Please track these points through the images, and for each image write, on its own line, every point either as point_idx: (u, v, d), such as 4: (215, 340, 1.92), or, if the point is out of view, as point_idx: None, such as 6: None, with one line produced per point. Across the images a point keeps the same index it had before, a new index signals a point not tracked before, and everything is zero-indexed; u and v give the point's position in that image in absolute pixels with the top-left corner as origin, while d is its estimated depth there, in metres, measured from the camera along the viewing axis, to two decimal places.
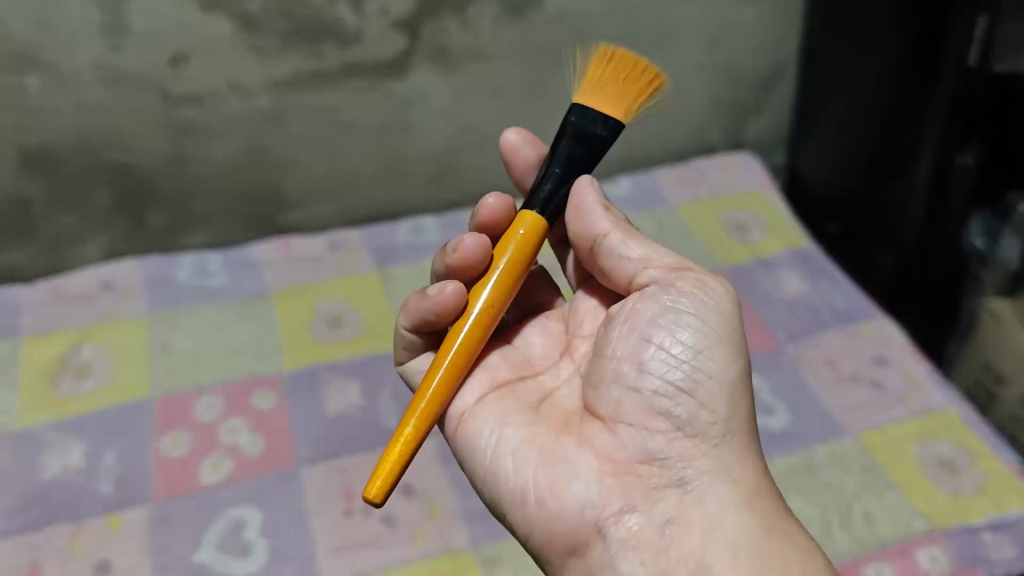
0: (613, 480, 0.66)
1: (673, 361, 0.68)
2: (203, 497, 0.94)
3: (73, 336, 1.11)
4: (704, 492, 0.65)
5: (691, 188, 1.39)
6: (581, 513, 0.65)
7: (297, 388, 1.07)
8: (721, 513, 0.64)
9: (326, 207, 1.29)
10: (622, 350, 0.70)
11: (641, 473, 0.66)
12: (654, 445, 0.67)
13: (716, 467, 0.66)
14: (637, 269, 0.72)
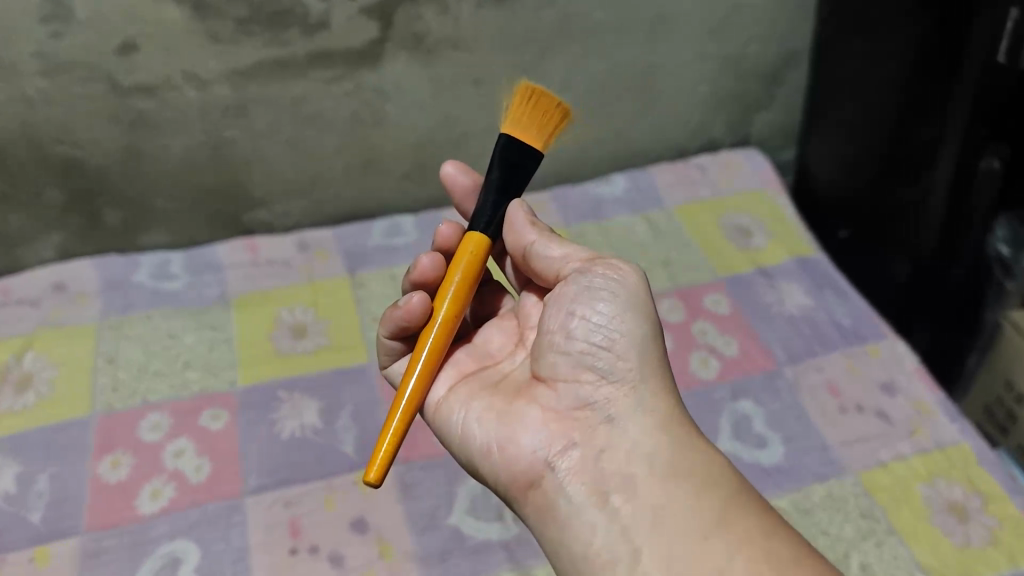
0: (557, 426, 0.67)
1: (593, 317, 0.69)
2: (137, 531, 0.87)
3: (16, 345, 1.04)
4: (626, 424, 0.65)
5: (689, 187, 1.29)
6: (530, 455, 0.67)
7: (250, 407, 0.99)
8: (643, 436, 0.64)
9: (295, 203, 1.20)
10: (553, 321, 0.71)
11: (580, 418, 0.67)
12: (586, 393, 0.68)
13: (640, 399, 0.66)
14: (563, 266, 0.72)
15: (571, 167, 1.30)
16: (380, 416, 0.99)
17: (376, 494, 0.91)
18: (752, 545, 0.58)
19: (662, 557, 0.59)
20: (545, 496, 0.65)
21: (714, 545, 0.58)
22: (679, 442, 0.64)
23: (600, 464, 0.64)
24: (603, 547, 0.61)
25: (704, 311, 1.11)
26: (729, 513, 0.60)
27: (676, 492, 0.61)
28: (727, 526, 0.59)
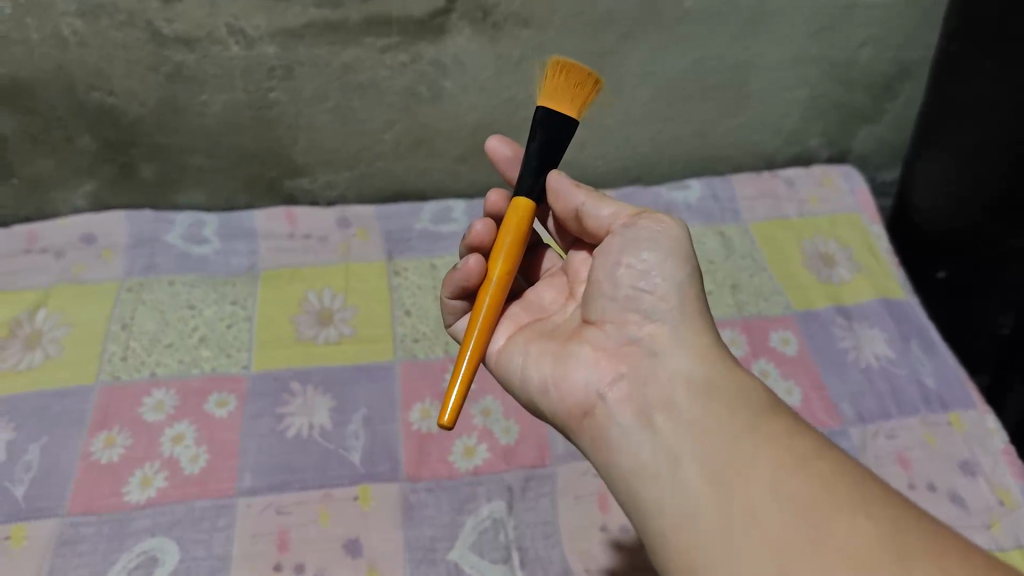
0: (605, 363, 0.61)
1: (639, 256, 0.62)
2: (118, 522, 0.82)
3: (31, 298, 0.99)
4: (668, 357, 0.59)
5: (771, 202, 1.16)
6: (581, 387, 0.60)
7: (260, 395, 0.93)
8: (690, 362, 0.58)
9: (340, 173, 1.12)
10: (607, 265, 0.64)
11: (629, 354, 0.60)
12: (634, 332, 0.61)
13: (686, 330, 0.60)
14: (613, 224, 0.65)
15: (644, 165, 1.19)
16: (394, 424, 0.91)
17: (374, 513, 0.83)
18: (789, 452, 0.50)
19: (700, 467, 0.52)
20: (597, 425, 0.58)
21: (750, 454, 0.51)
22: (722, 368, 0.57)
23: (648, 389, 0.58)
24: (648, 466, 0.54)
25: (769, 349, 0.99)
26: (768, 426, 0.52)
27: (713, 407, 0.54)
28: (762, 437, 0.51)
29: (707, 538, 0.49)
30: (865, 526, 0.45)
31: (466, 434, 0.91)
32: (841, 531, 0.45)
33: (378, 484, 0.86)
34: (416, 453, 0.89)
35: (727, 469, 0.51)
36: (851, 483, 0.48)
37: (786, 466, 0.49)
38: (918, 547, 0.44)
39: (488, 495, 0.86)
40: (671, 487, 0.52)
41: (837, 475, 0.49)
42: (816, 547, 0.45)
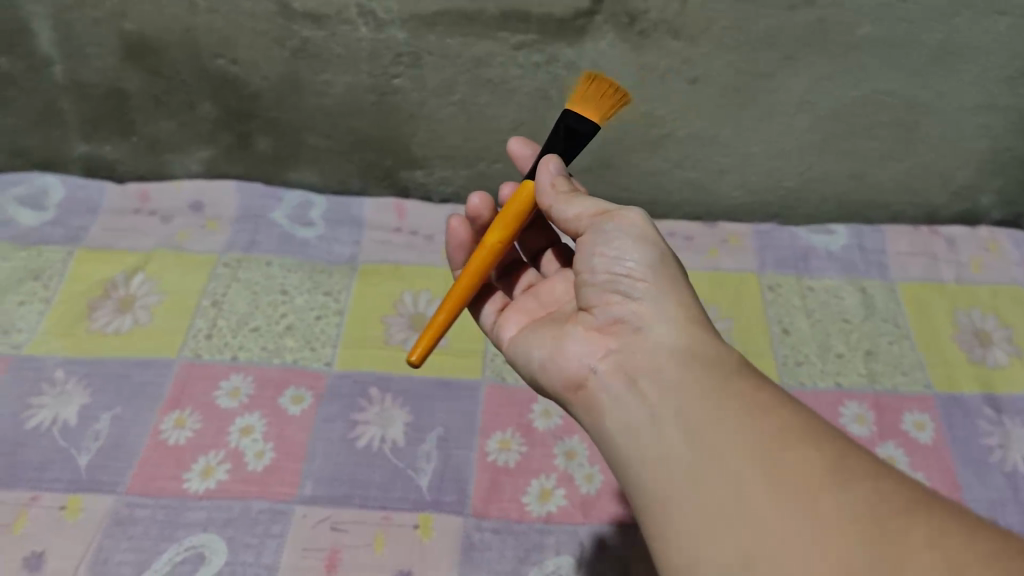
0: (595, 341, 0.58)
1: (613, 244, 0.58)
2: (172, 509, 0.79)
3: (130, 261, 0.97)
4: (650, 331, 0.56)
5: (926, 262, 1.03)
6: (572, 361, 0.58)
7: (337, 396, 0.88)
8: (672, 336, 0.55)
9: (457, 170, 1.06)
10: (599, 253, 0.59)
11: (616, 332, 0.57)
12: (617, 311, 0.58)
13: (668, 303, 0.57)
14: (592, 215, 0.59)
15: (788, 202, 1.07)
16: (469, 451, 0.85)
17: (432, 547, 0.78)
18: (757, 403, 0.49)
19: (681, 422, 0.50)
20: (589, 398, 0.56)
21: (727, 415, 0.49)
22: (701, 324, 0.56)
23: (633, 360, 0.55)
24: (631, 426, 0.52)
25: (899, 432, 0.87)
26: (740, 384, 0.51)
27: (691, 361, 0.53)
28: (734, 391, 0.50)
29: (677, 490, 0.47)
30: (822, 471, 0.45)
31: (545, 475, 0.84)
32: (801, 475, 0.45)
33: (441, 514, 0.80)
34: (487, 489, 0.82)
35: (699, 420, 0.49)
36: (814, 430, 0.48)
37: (755, 417, 0.48)
38: (874, 495, 0.43)
39: (558, 547, 0.79)
40: (652, 443, 0.50)
41: (802, 423, 0.48)
42: (784, 494, 0.44)
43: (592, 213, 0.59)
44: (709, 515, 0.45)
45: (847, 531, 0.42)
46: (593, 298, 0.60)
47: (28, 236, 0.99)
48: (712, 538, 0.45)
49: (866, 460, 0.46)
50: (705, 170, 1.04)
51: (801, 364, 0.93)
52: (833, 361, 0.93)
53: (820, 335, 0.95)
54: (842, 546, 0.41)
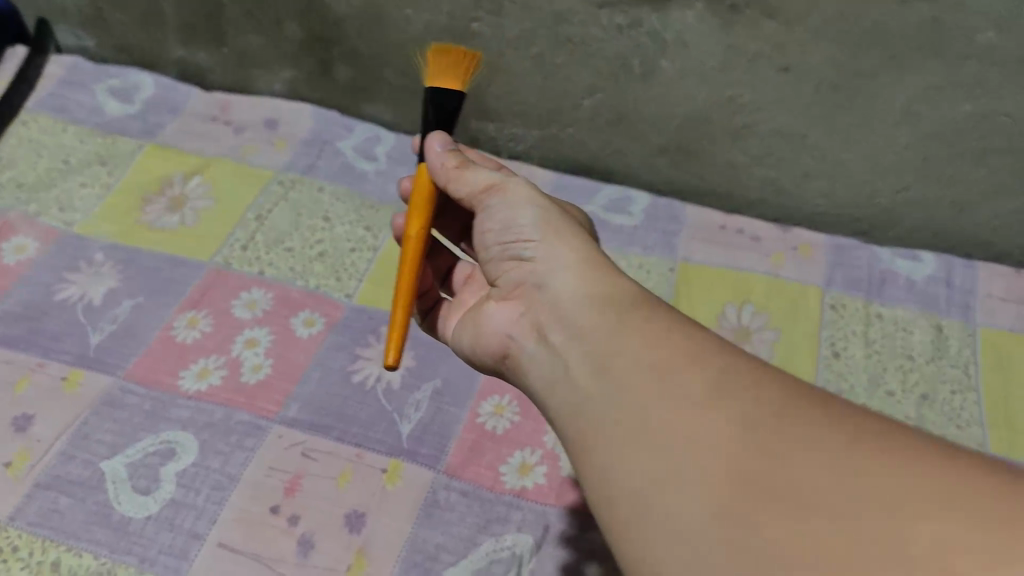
0: (506, 308, 0.57)
1: (499, 218, 0.59)
2: (161, 402, 0.80)
3: (191, 164, 1.00)
4: (543, 284, 0.55)
5: (1019, 311, 0.91)
6: (495, 333, 0.57)
7: (347, 328, 0.87)
8: (564, 285, 0.54)
9: (528, 130, 1.02)
10: (488, 227, 0.60)
11: (519, 294, 0.57)
12: (517, 274, 0.57)
13: (556, 250, 0.55)
14: (481, 189, 0.60)
15: (877, 221, 0.97)
16: (461, 410, 0.82)
17: (393, 495, 0.75)
18: (651, 334, 0.47)
19: (582, 367, 0.48)
20: (516, 365, 0.55)
21: (610, 355, 0.47)
22: (595, 268, 0.54)
23: (539, 315, 0.54)
24: (546, 385, 0.51)
25: None
26: (628, 319, 0.49)
27: (589, 302, 0.51)
28: (630, 324, 0.48)
29: (589, 435, 0.45)
30: (714, 387, 0.42)
31: (531, 449, 0.79)
32: (695, 395, 0.42)
33: (413, 464, 0.77)
34: (468, 451, 0.79)
35: (602, 360, 0.47)
36: (710, 349, 0.45)
37: (650, 346, 0.46)
38: (750, 405, 0.41)
39: (521, 524, 0.74)
40: (562, 401, 0.49)
41: (697, 344, 0.45)
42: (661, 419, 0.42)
43: (479, 187, 0.59)
44: (615, 449, 0.43)
45: (728, 443, 0.40)
46: (496, 272, 0.60)
47: (111, 126, 1.04)
48: (621, 473, 0.42)
49: (744, 369, 0.43)
50: (789, 172, 0.96)
51: (841, 392, 0.84)
52: (879, 398, 0.84)
53: (873, 368, 0.86)
54: (738, 464, 0.39)
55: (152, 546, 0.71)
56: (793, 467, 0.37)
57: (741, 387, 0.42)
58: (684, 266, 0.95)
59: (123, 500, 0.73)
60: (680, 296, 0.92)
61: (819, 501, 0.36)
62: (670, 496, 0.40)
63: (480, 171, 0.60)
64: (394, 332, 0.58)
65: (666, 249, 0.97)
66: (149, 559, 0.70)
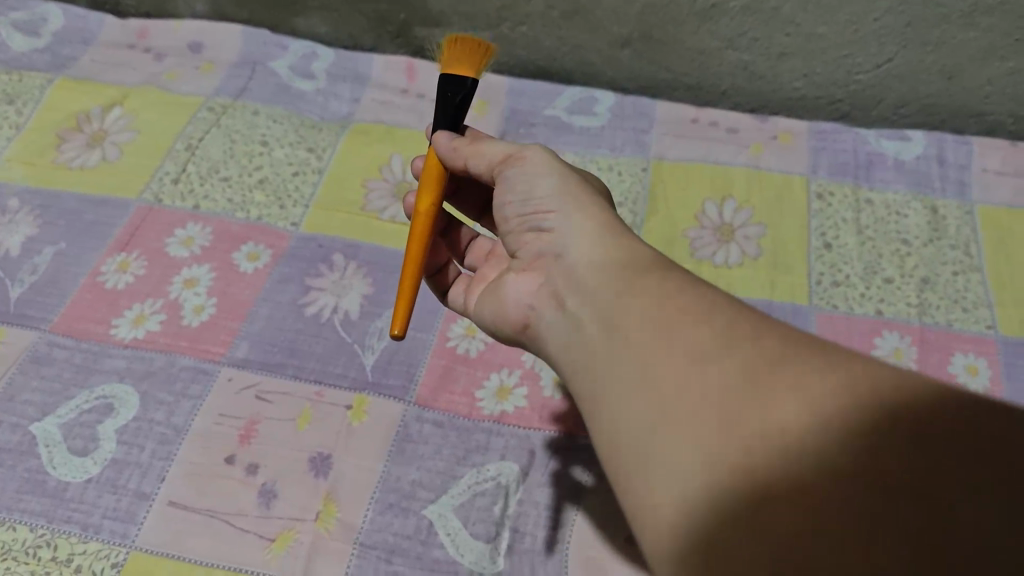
0: (522, 279, 0.50)
1: (512, 184, 0.52)
2: (93, 355, 0.72)
3: (110, 95, 0.91)
4: (563, 250, 0.48)
5: (1018, 184, 0.85)
6: (511, 304, 0.51)
7: (297, 258, 0.79)
8: (588, 249, 0.47)
9: (478, 31, 0.92)
10: (505, 199, 0.52)
11: (536, 264, 0.50)
12: (534, 244, 0.50)
13: (579, 217, 0.49)
14: (497, 160, 0.52)
15: (860, 99, 0.90)
16: (428, 335, 0.75)
17: (360, 432, 0.68)
18: (658, 290, 0.41)
19: (595, 329, 0.43)
20: (536, 337, 0.49)
21: (623, 310, 0.42)
22: (618, 235, 0.48)
23: (559, 282, 0.47)
24: (563, 350, 0.45)
25: (943, 375, 0.72)
26: (651, 279, 0.43)
27: (613, 269, 0.45)
28: (640, 283, 0.43)
29: (591, 396, 0.41)
30: (717, 341, 0.37)
31: (508, 370, 0.73)
32: (695, 349, 0.37)
33: (379, 398, 0.70)
34: (439, 377, 0.72)
35: (611, 318, 0.42)
36: (717, 304, 0.40)
37: (658, 303, 0.41)
38: (753, 353, 0.36)
39: (504, 451, 0.68)
40: (575, 363, 0.43)
41: (704, 299, 0.40)
42: (665, 372, 0.37)
43: (495, 159, 0.52)
44: (618, 403, 0.39)
45: (725, 393, 0.35)
46: (511, 243, 0.53)
47: (17, 62, 0.94)
48: (617, 434, 0.38)
49: (765, 325, 0.38)
50: (764, 53, 0.88)
51: (838, 284, 0.78)
52: (878, 286, 0.78)
53: (868, 256, 0.80)
54: (736, 421, 0.34)
55: (95, 511, 0.64)
56: (801, 430, 0.32)
57: (754, 340, 0.37)
58: (657, 164, 0.88)
59: (58, 463, 0.66)
60: (656, 200, 0.84)
61: (807, 449, 0.32)
62: (663, 459, 0.35)
63: (495, 142, 0.53)
64: (402, 298, 0.53)
65: (636, 148, 0.89)
66: (92, 526, 0.63)
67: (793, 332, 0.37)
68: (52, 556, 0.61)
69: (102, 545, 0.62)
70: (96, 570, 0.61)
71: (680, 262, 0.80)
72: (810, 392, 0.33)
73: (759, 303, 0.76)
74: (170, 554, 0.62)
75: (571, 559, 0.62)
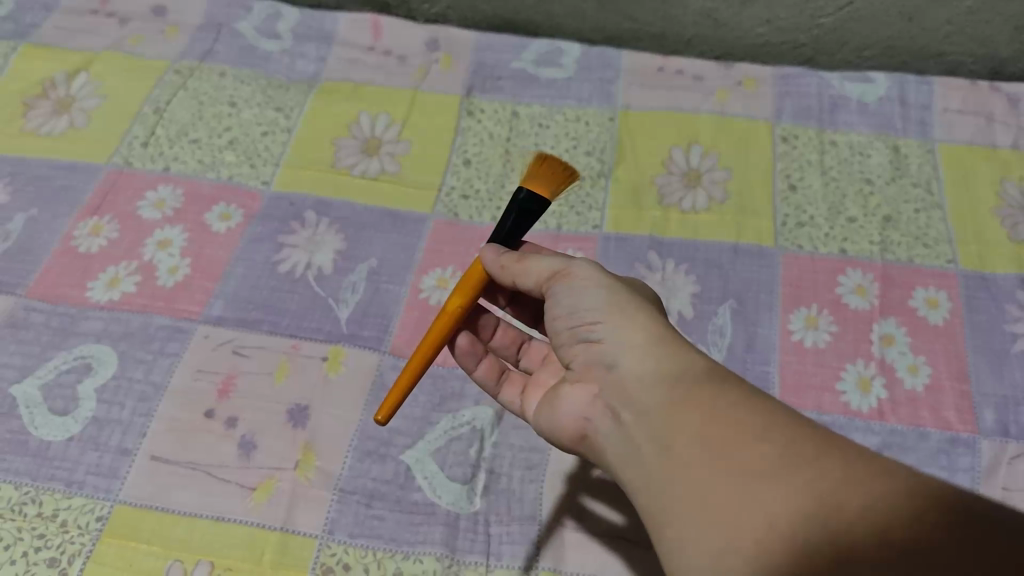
0: (575, 392, 0.49)
1: (560, 300, 0.51)
2: (69, 317, 0.73)
3: (74, 61, 0.91)
4: (613, 366, 0.47)
5: (979, 122, 0.87)
6: (564, 415, 0.50)
7: (268, 217, 0.80)
8: (639, 367, 0.46)
9: None
10: (554, 313, 0.51)
11: (586, 378, 0.49)
12: (582, 357, 0.49)
13: (627, 331, 0.48)
14: (545, 276, 0.52)
15: (822, 44, 0.91)
16: (401, 287, 0.75)
17: (336, 383, 0.69)
18: (708, 401, 0.43)
19: (654, 443, 0.43)
20: (596, 451, 0.48)
21: (680, 426, 0.42)
22: (668, 343, 0.47)
23: (614, 400, 0.47)
24: (621, 463, 0.45)
25: (905, 309, 0.73)
26: (704, 392, 0.43)
27: (667, 379, 0.45)
28: (690, 395, 0.43)
29: (659, 515, 0.41)
30: (775, 457, 0.39)
31: None
32: (754, 466, 0.39)
33: (355, 349, 0.71)
34: (413, 328, 0.73)
35: (671, 436, 0.42)
36: (765, 415, 0.41)
37: (714, 419, 0.41)
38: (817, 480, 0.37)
39: (479, 397, 0.69)
40: (636, 477, 0.44)
41: (753, 412, 0.41)
42: (732, 495, 0.38)
43: (543, 276, 0.51)
44: (687, 522, 0.39)
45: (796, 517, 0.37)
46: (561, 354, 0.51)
47: None
48: (692, 557, 0.39)
49: (822, 443, 0.39)
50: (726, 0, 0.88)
51: (803, 226, 0.79)
52: (842, 226, 0.79)
53: (832, 197, 0.81)
54: (809, 538, 0.36)
55: (78, 468, 0.65)
56: (872, 543, 0.35)
57: (814, 463, 0.38)
58: (624, 114, 0.88)
59: (39, 423, 0.67)
60: (624, 150, 0.85)
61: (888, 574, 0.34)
62: None
63: (540, 258, 0.52)
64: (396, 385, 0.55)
65: (604, 99, 0.90)
66: (76, 483, 0.64)
67: (849, 448, 0.39)
68: (37, 512, 0.62)
69: (86, 500, 0.63)
70: (81, 524, 0.62)
71: (648, 209, 0.81)
72: (877, 519, 0.35)
73: (726, 247, 0.78)
74: (154, 506, 0.63)
75: (545, 494, 0.64)
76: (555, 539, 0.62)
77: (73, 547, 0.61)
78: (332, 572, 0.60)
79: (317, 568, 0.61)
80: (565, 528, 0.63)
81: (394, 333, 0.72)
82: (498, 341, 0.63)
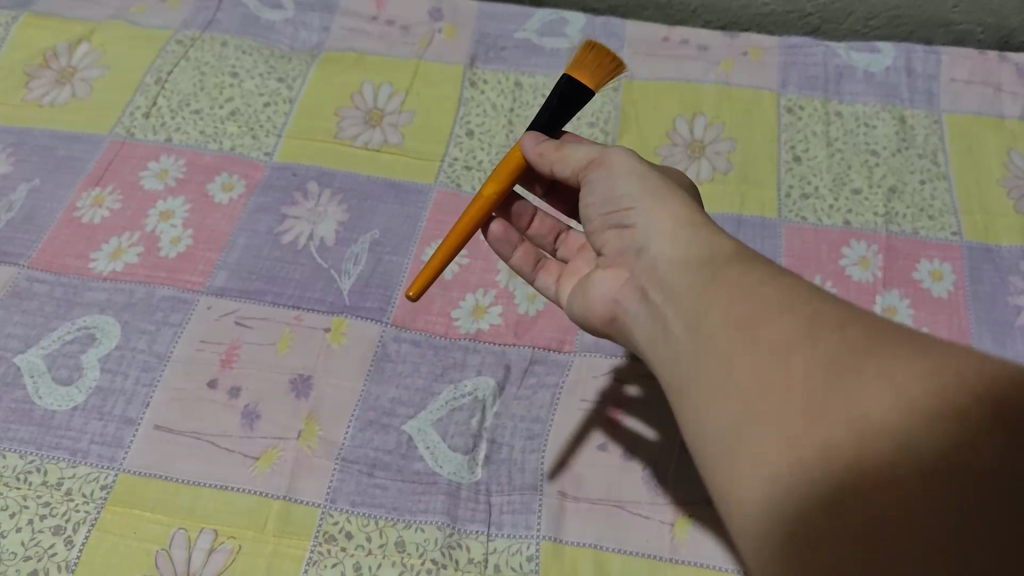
0: (612, 273, 0.53)
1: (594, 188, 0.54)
2: (72, 289, 0.73)
3: (76, 30, 0.90)
4: (644, 248, 0.50)
5: (986, 92, 0.86)
6: (598, 295, 0.54)
7: (271, 188, 0.80)
8: (670, 247, 0.49)
9: None
10: (589, 201, 0.55)
11: (617, 261, 0.53)
12: (616, 244, 0.53)
13: (658, 215, 0.50)
14: (580, 165, 0.54)
15: (829, 13, 0.90)
16: (403, 258, 0.75)
17: (339, 354, 0.70)
18: (741, 286, 0.43)
19: (681, 320, 0.45)
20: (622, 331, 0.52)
21: (706, 302, 0.44)
22: (701, 229, 0.49)
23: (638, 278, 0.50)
24: (649, 339, 0.48)
25: (909, 281, 0.73)
26: (733, 272, 0.44)
27: (696, 265, 0.46)
28: (721, 277, 0.44)
29: (682, 383, 0.43)
30: (798, 329, 0.39)
31: (483, 290, 0.74)
32: (776, 339, 0.39)
33: (357, 320, 0.71)
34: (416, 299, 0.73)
35: (697, 313, 0.44)
36: (802, 300, 0.40)
37: (739, 294, 0.42)
38: (837, 346, 0.37)
39: (481, 367, 0.69)
40: (664, 352, 0.46)
41: (784, 290, 0.41)
42: (752, 365, 0.39)
43: (580, 163, 0.54)
44: (706, 389, 0.41)
45: (809, 386, 0.37)
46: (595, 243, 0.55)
47: None
48: (709, 421, 0.40)
49: (846, 316, 0.39)
50: None
51: (807, 197, 0.79)
52: (847, 197, 0.79)
53: (837, 168, 0.81)
54: (821, 404, 0.36)
55: (82, 437, 0.65)
56: (883, 410, 0.34)
57: (836, 332, 0.38)
58: (628, 84, 0.88)
59: (44, 393, 0.67)
60: (627, 120, 0.85)
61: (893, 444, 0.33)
62: (751, 448, 0.38)
63: (578, 146, 0.55)
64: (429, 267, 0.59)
65: None
66: (80, 451, 0.65)
67: (876, 321, 0.38)
68: (42, 481, 0.63)
69: (90, 469, 0.64)
70: (86, 492, 0.63)
71: None
72: (893, 384, 0.35)
73: (730, 219, 0.78)
74: (158, 475, 0.64)
75: (547, 464, 0.64)
76: (556, 508, 0.62)
77: (77, 515, 0.62)
78: (335, 541, 0.61)
79: (319, 537, 0.61)
80: (567, 499, 0.63)
81: (397, 306, 0.72)
82: (536, 232, 0.64)
